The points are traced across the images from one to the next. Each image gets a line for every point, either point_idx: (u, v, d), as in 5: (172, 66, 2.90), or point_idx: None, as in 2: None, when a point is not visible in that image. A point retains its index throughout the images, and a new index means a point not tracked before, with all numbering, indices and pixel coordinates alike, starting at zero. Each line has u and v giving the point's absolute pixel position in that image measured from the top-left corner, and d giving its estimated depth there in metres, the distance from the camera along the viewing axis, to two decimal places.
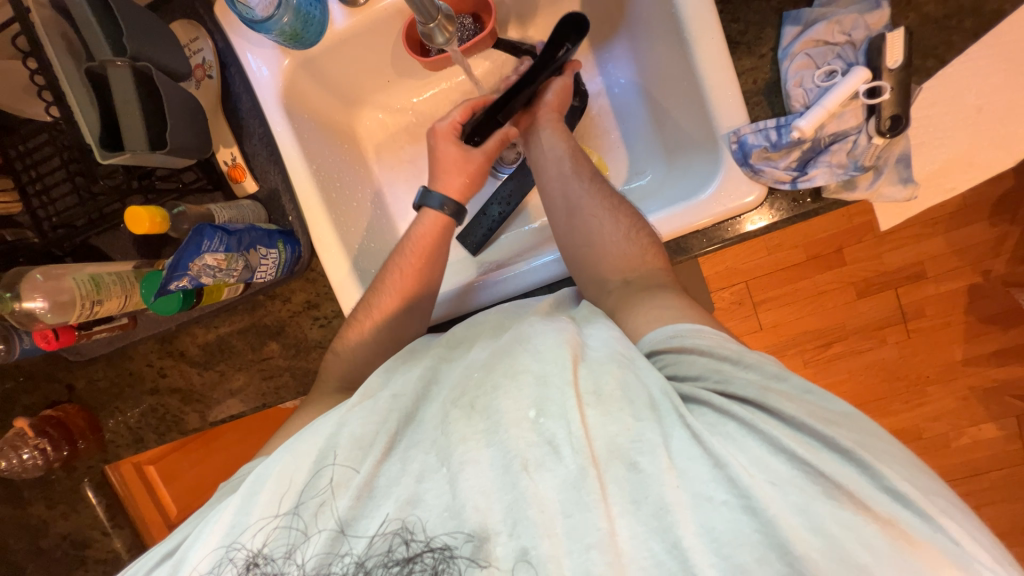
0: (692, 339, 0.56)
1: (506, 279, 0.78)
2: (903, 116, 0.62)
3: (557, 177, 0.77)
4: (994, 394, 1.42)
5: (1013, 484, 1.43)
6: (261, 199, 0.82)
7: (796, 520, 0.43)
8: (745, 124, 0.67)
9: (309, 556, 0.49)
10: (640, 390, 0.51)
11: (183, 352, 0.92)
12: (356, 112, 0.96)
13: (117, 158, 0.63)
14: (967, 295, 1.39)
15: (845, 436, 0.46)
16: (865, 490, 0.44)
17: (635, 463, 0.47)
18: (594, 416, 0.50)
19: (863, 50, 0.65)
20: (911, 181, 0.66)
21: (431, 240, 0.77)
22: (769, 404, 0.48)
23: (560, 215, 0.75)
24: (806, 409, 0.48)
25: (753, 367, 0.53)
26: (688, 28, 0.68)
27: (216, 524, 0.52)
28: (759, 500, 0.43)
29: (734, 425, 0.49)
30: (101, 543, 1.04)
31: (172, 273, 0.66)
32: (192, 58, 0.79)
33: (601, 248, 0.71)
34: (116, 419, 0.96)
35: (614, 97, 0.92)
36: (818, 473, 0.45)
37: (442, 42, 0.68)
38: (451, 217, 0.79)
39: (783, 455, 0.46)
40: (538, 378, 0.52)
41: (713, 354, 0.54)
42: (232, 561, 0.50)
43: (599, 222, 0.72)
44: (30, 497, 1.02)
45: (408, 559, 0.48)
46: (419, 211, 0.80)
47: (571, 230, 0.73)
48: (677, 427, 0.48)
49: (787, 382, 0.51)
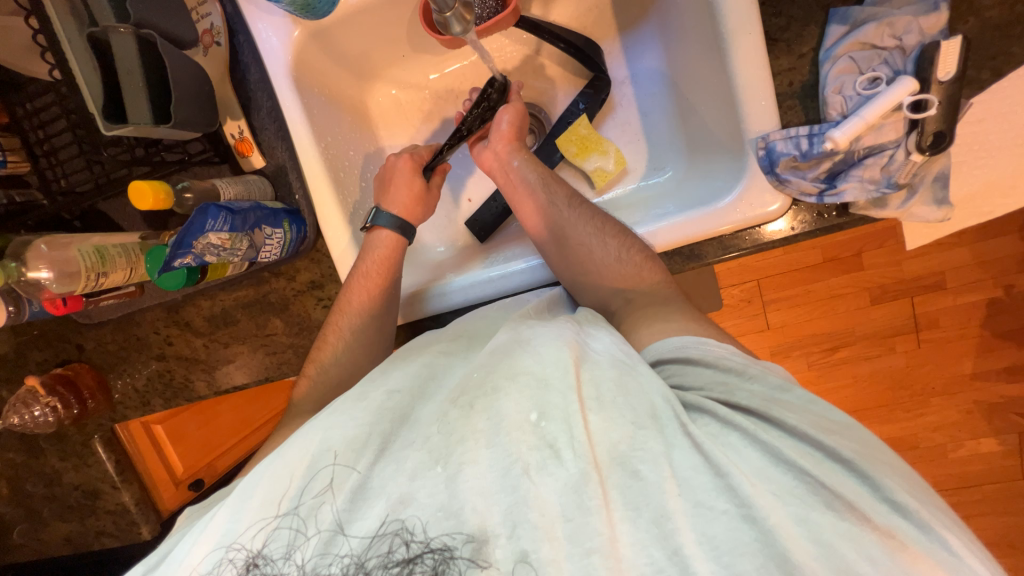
0: (698, 351, 0.57)
1: (475, 286, 0.77)
2: (947, 133, 0.59)
3: (536, 211, 0.75)
4: (999, 409, 1.40)
5: (1007, 498, 1.43)
6: (268, 174, 0.81)
7: (801, 533, 0.43)
8: (775, 130, 0.63)
9: (309, 557, 0.49)
10: (641, 397, 0.51)
11: (189, 323, 0.93)
12: (368, 87, 0.92)
13: (122, 130, 0.61)
14: (985, 309, 1.35)
15: (845, 445, 0.47)
16: (864, 500, 0.45)
17: (636, 471, 0.47)
18: (597, 421, 0.50)
19: (913, 57, 0.61)
20: (945, 203, 0.62)
21: (387, 253, 0.78)
22: (773, 416, 0.49)
23: (551, 249, 0.73)
24: (808, 419, 0.49)
25: (758, 379, 0.53)
26: (724, 21, 0.63)
27: (211, 524, 0.54)
28: (762, 511, 0.44)
29: (736, 435, 0.49)
30: (110, 495, 1.09)
31: (176, 251, 0.65)
32: (199, 22, 0.74)
33: (594, 273, 0.71)
34: (124, 381, 0.99)
35: (638, 87, 0.87)
36: (816, 482, 0.45)
37: (459, 31, 0.65)
38: (402, 234, 0.80)
39: (783, 466, 0.46)
40: (539, 380, 0.52)
41: (718, 365, 0.55)
42: (232, 561, 0.51)
43: (588, 249, 0.71)
44: (45, 448, 1.07)
45: (408, 559, 0.48)
46: (372, 231, 0.79)
47: (565, 261, 0.72)
48: (678, 436, 0.48)
49: (791, 394, 0.51)
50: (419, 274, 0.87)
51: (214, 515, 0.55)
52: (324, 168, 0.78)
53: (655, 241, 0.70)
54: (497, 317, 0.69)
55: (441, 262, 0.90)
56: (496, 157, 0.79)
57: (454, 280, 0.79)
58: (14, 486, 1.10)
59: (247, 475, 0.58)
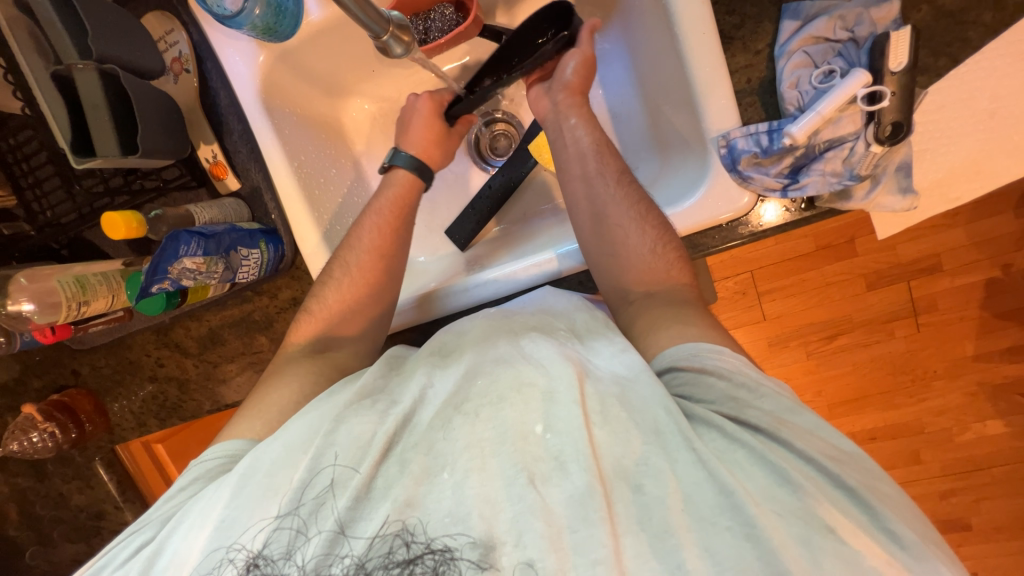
0: (714, 361, 0.55)
1: (488, 283, 0.78)
2: (904, 125, 0.58)
3: (580, 177, 0.74)
4: (1003, 391, 1.38)
5: (1015, 480, 1.41)
6: (244, 195, 0.82)
7: (802, 554, 0.44)
8: (735, 127, 0.63)
9: (309, 557, 0.51)
10: (645, 412, 0.51)
11: (179, 344, 0.95)
12: (341, 103, 0.93)
13: (91, 163, 0.62)
14: (984, 290, 1.33)
15: (852, 475, 0.48)
16: (864, 529, 0.45)
17: (640, 485, 0.48)
18: (602, 435, 0.51)
19: (867, 49, 0.61)
20: (911, 191, 0.62)
21: (403, 193, 0.81)
22: (780, 437, 0.49)
23: (584, 220, 0.72)
24: (818, 446, 0.49)
25: (770, 398, 0.52)
26: (679, 21, 0.63)
27: (208, 510, 0.55)
28: (764, 530, 0.44)
29: (743, 454, 0.49)
30: (114, 515, 1.13)
31: (152, 277, 0.67)
32: (168, 51, 0.78)
33: (624, 260, 0.68)
34: (120, 403, 1.01)
35: (608, 90, 0.87)
36: (820, 505, 0.46)
37: (400, 54, 0.59)
38: (418, 175, 0.83)
39: (789, 486, 0.47)
40: (545, 393, 0.53)
41: (732, 379, 0.54)
42: (233, 561, 0.52)
43: (625, 232, 0.68)
44: (50, 471, 1.11)
45: (409, 560, 0.50)
46: (389, 171, 0.83)
47: (596, 237, 0.71)
48: (683, 451, 0.49)
49: (801, 417, 0.51)
50: (415, 285, 0.88)
51: (212, 499, 0.56)
52: (297, 186, 0.78)
53: (678, 226, 0.67)
54: (484, 327, 0.67)
55: (431, 272, 0.90)
56: (554, 108, 0.78)
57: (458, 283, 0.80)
58: (21, 509, 1.13)
59: (249, 456, 0.58)
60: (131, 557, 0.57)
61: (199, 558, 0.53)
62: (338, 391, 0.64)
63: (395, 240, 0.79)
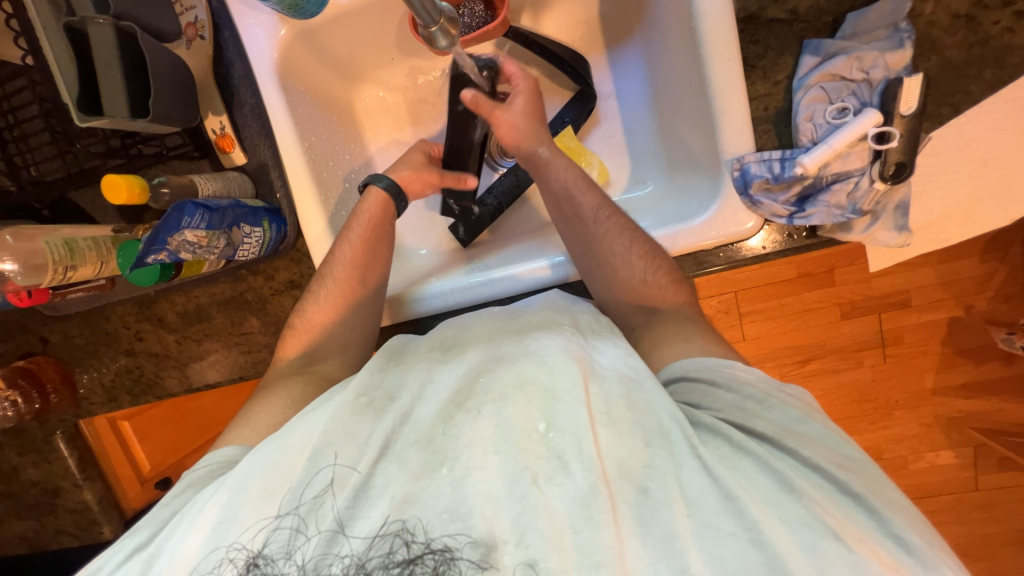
0: (723, 373, 0.58)
1: (491, 283, 0.77)
2: (907, 165, 0.62)
3: (564, 219, 0.73)
4: (958, 423, 1.43)
5: (963, 509, 1.48)
6: (249, 171, 0.80)
7: (805, 560, 0.44)
8: (750, 152, 0.66)
9: (309, 557, 0.50)
10: (649, 415, 0.53)
11: (162, 319, 0.91)
12: (355, 88, 0.92)
13: (96, 122, 0.59)
14: (946, 327, 1.36)
15: (857, 481, 0.49)
16: (871, 536, 0.46)
17: (645, 488, 0.49)
18: (607, 435, 0.51)
19: (879, 91, 0.64)
20: (905, 229, 0.65)
21: (374, 216, 0.78)
22: (786, 446, 0.51)
23: (575, 256, 0.73)
24: (823, 454, 0.51)
25: (779, 408, 0.54)
26: (704, 44, 0.65)
27: (206, 511, 0.53)
28: (769, 537, 0.45)
29: (748, 461, 0.51)
30: (70, 493, 1.06)
31: (149, 247, 0.64)
32: (183, 15, 0.74)
33: (617, 290, 0.71)
34: (90, 375, 0.96)
35: (623, 102, 0.89)
36: (826, 513, 0.47)
37: (445, 47, 0.58)
38: (392, 198, 0.80)
39: (794, 493, 0.48)
40: (546, 392, 0.54)
41: (739, 390, 0.56)
42: (232, 561, 0.51)
43: (614, 268, 0.70)
44: (4, 442, 1.04)
45: (409, 560, 0.48)
46: (367, 190, 0.80)
47: (588, 272, 0.72)
48: (689, 457, 0.50)
49: (808, 425, 0.53)
50: (406, 277, 0.87)
51: (209, 499, 0.54)
52: (307, 168, 0.77)
53: (671, 247, 0.70)
54: (491, 330, 0.66)
55: (427, 266, 0.89)
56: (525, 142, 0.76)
57: (441, 286, 0.79)
58: None
59: (245, 460, 0.57)
60: (123, 563, 0.54)
61: (197, 558, 0.52)
62: (339, 389, 0.63)
63: (379, 239, 0.77)
